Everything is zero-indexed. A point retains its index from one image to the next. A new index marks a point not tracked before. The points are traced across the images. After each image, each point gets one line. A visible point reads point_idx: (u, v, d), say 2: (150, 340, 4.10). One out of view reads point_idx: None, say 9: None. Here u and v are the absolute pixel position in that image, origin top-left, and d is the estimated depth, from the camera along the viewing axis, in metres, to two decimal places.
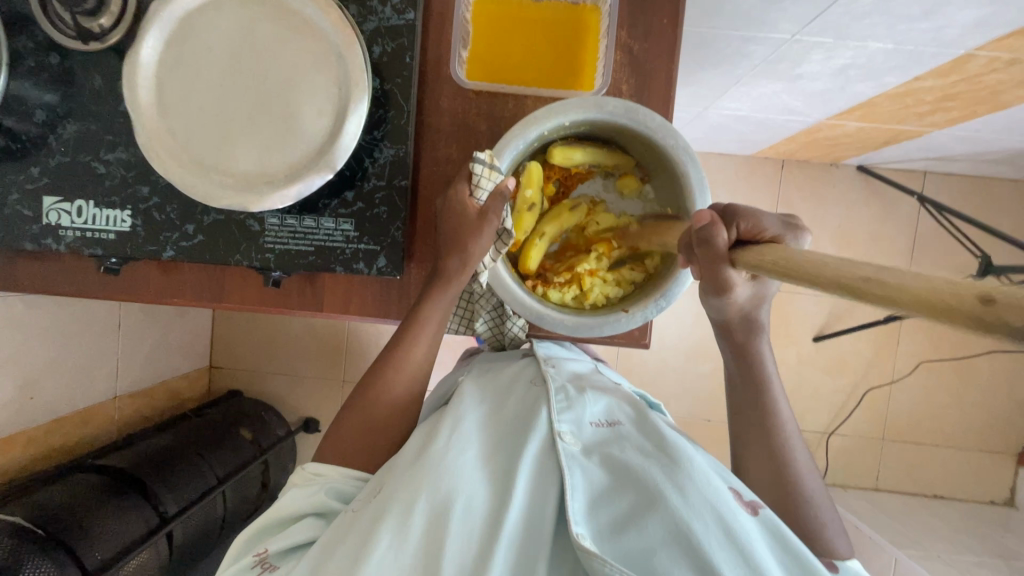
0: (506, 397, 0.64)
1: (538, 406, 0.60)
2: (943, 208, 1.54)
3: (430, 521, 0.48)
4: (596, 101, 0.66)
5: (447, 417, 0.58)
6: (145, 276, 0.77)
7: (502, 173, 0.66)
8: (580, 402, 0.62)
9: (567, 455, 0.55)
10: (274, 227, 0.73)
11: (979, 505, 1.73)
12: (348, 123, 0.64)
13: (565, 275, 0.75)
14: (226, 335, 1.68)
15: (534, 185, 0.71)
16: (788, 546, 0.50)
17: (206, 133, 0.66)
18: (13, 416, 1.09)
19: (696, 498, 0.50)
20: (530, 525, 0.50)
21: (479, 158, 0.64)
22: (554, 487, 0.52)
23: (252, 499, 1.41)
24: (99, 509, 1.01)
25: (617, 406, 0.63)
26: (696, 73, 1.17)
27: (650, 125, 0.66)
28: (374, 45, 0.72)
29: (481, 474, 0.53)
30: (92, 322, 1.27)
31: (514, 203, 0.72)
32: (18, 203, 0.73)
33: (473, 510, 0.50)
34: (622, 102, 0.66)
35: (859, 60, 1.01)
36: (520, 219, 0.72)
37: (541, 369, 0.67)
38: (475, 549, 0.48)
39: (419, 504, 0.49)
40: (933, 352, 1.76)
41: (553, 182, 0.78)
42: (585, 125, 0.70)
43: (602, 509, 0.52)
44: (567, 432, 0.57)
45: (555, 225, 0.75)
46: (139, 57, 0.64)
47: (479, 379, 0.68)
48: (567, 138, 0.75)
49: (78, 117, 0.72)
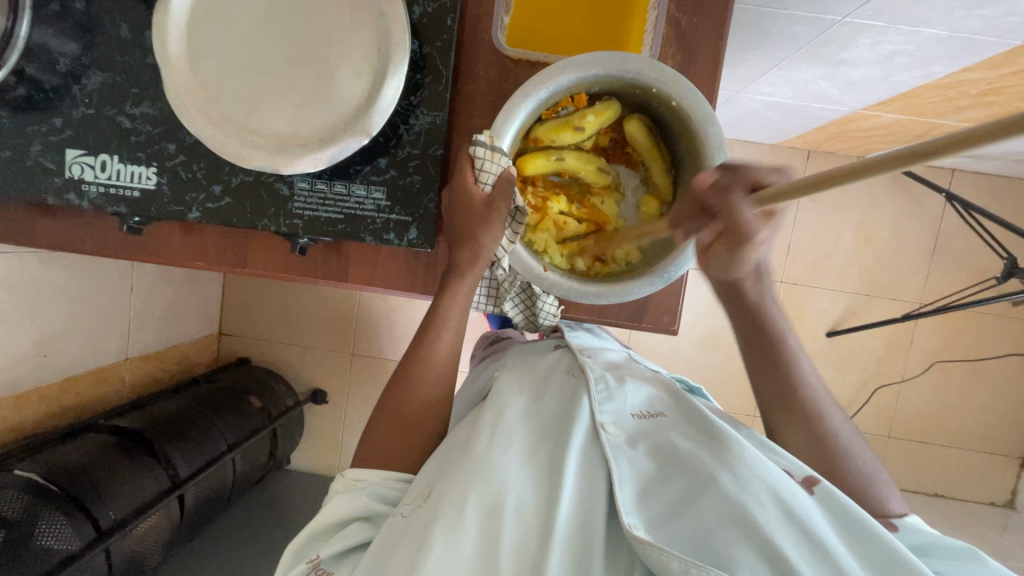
0: (545, 387, 0.64)
1: (578, 397, 0.61)
2: (971, 207, 1.51)
3: (485, 521, 0.49)
4: (688, 88, 0.63)
5: (490, 409, 0.59)
6: (168, 238, 0.75)
7: (571, 75, 0.62)
8: (620, 393, 0.62)
9: (612, 447, 0.55)
10: (303, 191, 0.71)
11: (978, 505, 1.74)
12: (388, 86, 0.61)
13: (535, 203, 0.71)
14: (237, 302, 1.67)
15: (599, 119, 0.67)
16: (846, 516, 0.50)
17: (238, 90, 0.64)
18: (27, 373, 1.08)
19: (747, 477, 0.50)
20: (583, 519, 0.50)
21: (480, 141, 0.62)
22: (602, 477, 0.53)
23: (261, 465, 1.42)
24: (112, 470, 1.01)
25: (658, 397, 0.64)
26: (734, 54, 1.13)
27: (714, 143, 0.64)
28: (414, 5, 0.69)
29: (526, 468, 0.53)
30: (106, 282, 1.25)
31: (572, 114, 0.67)
32: (40, 154, 0.71)
33: (526, 503, 0.50)
34: (705, 111, 0.63)
35: (908, 46, 0.97)
36: (560, 126, 0.67)
37: (578, 359, 0.68)
38: (533, 542, 0.48)
39: (471, 504, 0.49)
40: (947, 352, 1.74)
41: (610, 138, 0.74)
42: (661, 103, 0.67)
43: (653, 497, 0.52)
44: (609, 423, 0.58)
45: (575, 163, 0.69)
46: (169, 5, 0.61)
47: (515, 371, 0.68)
48: (647, 114, 0.72)
49: (104, 67, 0.69)
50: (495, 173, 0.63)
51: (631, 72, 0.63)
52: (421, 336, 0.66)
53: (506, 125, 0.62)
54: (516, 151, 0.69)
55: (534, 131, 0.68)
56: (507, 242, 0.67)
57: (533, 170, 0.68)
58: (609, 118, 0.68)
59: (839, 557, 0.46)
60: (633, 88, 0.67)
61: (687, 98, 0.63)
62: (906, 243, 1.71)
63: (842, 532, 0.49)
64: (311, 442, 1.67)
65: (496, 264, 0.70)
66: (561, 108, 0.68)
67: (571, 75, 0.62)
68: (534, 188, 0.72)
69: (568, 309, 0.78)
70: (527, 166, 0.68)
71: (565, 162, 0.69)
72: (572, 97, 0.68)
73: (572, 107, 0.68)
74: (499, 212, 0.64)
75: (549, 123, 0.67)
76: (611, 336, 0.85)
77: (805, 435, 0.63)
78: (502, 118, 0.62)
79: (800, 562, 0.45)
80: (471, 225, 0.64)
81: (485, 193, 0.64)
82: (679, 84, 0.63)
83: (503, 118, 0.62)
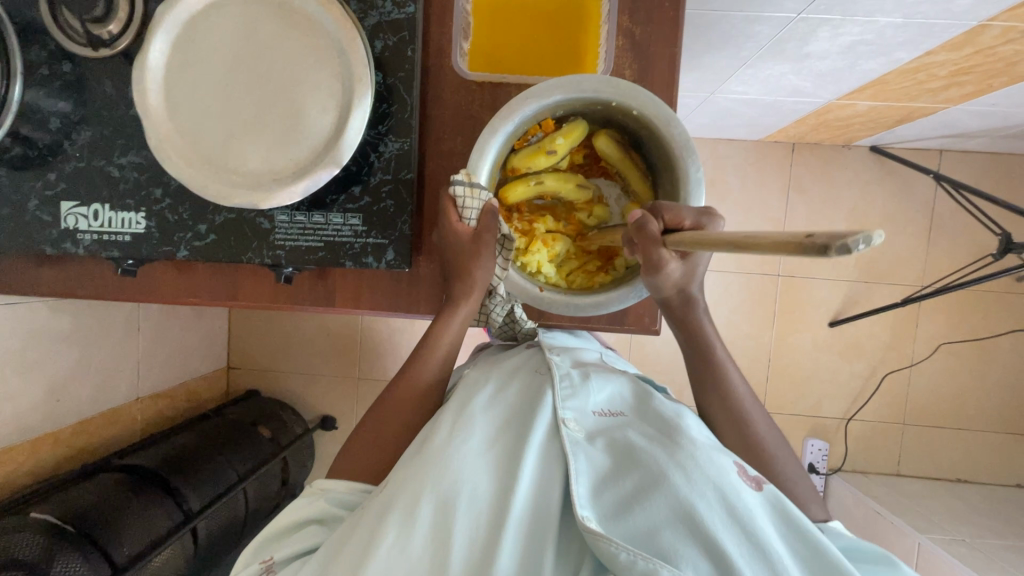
0: (510, 382, 0.66)
1: (543, 393, 0.62)
2: (960, 185, 1.51)
3: (437, 513, 0.51)
4: (640, 94, 0.64)
5: (454, 405, 0.61)
6: (161, 278, 0.79)
7: (531, 109, 0.64)
8: (584, 389, 0.64)
9: (571, 441, 0.57)
10: (283, 224, 0.74)
11: (1003, 488, 1.70)
12: (353, 118, 0.65)
13: (523, 227, 0.73)
14: (243, 336, 1.71)
15: (568, 138, 0.69)
16: (792, 516, 0.52)
17: (215, 134, 0.68)
18: (41, 418, 1.12)
19: (698, 476, 0.52)
20: (537, 512, 0.52)
21: (457, 179, 0.64)
22: (558, 472, 0.55)
23: (273, 494, 1.43)
24: (125, 508, 1.03)
25: (622, 394, 0.65)
26: (701, 58, 1.16)
27: (682, 144, 0.65)
28: (376, 40, 0.72)
29: (486, 463, 0.55)
30: (113, 325, 1.30)
31: (540, 140, 0.70)
32: (37, 209, 0.75)
33: (479, 497, 0.52)
34: (663, 111, 0.64)
35: (868, 36, 0.99)
36: (534, 153, 0.69)
37: (545, 358, 0.70)
38: (483, 534, 0.50)
39: (426, 498, 0.51)
40: (954, 334, 1.72)
41: (584, 154, 0.76)
42: (622, 113, 0.68)
43: (606, 491, 0.54)
44: (571, 419, 0.60)
45: (554, 183, 0.72)
46: (146, 61, 0.66)
47: (483, 368, 0.70)
48: (614, 129, 0.74)
49: (92, 122, 0.74)
50: (478, 208, 0.65)
51: (589, 92, 0.65)
52: (415, 353, 0.69)
53: (480, 163, 0.64)
54: (497, 182, 0.72)
55: (510, 161, 0.71)
56: (501, 269, 0.69)
57: (515, 197, 0.71)
58: (577, 137, 0.70)
59: (778, 557, 0.48)
60: (595, 106, 0.68)
61: (648, 106, 0.64)
62: (900, 227, 1.71)
63: (790, 532, 0.51)
64: (323, 468, 1.69)
65: (494, 294, 0.73)
66: (531, 136, 0.71)
67: (533, 105, 0.64)
68: (520, 214, 0.74)
69: (549, 318, 0.79)
70: (508, 195, 0.71)
71: (544, 184, 0.72)
72: (540, 124, 0.70)
73: (541, 133, 0.71)
74: (487, 243, 0.65)
75: (522, 151, 0.70)
76: (590, 339, 0.89)
77: (733, 436, 0.65)
78: (475, 158, 0.64)
79: (740, 562, 0.48)
80: (464, 261, 0.67)
81: (470, 227, 0.66)
82: (636, 94, 0.64)
83: (477, 156, 0.64)
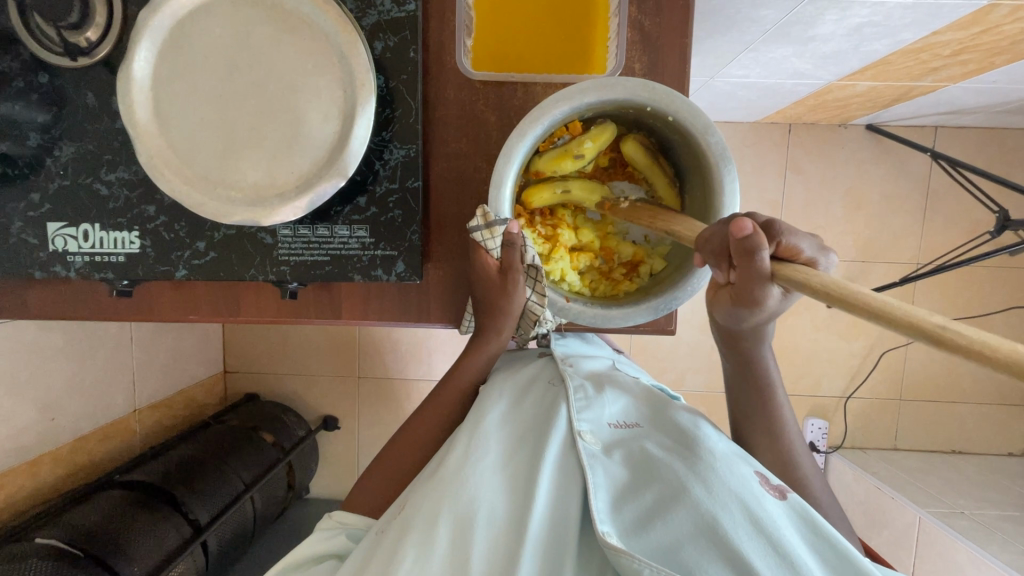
0: (524, 397, 0.66)
1: (558, 406, 0.63)
2: (957, 164, 1.50)
3: (455, 533, 0.50)
4: (668, 94, 0.61)
5: (469, 420, 0.61)
6: (158, 297, 0.75)
7: (559, 111, 0.61)
8: (598, 401, 0.65)
9: (587, 453, 0.58)
10: (286, 238, 0.71)
11: (994, 457, 1.76)
12: (357, 127, 0.62)
13: (547, 232, 0.71)
14: (239, 340, 1.67)
15: (597, 142, 0.67)
16: (819, 529, 0.52)
17: (209, 148, 0.64)
18: (37, 439, 1.09)
19: (719, 488, 0.52)
20: (554, 534, 0.52)
21: (475, 224, 0.64)
22: (576, 485, 0.55)
23: (280, 499, 1.41)
24: (132, 525, 1.01)
25: (635, 407, 0.67)
26: (702, 43, 1.13)
27: (716, 151, 0.63)
28: (375, 41, 0.69)
29: (501, 479, 0.55)
30: (104, 339, 1.25)
31: (568, 143, 0.67)
32: (22, 231, 0.71)
33: (498, 511, 0.52)
34: (696, 111, 0.62)
35: (875, 18, 0.97)
36: (560, 156, 0.67)
37: (558, 369, 0.71)
38: (502, 552, 0.50)
39: (443, 516, 0.51)
40: (950, 311, 1.73)
41: (609, 158, 0.74)
42: (650, 115, 0.65)
43: (626, 503, 0.54)
44: (587, 431, 0.60)
45: (580, 191, 0.70)
46: (132, 71, 0.61)
47: (497, 379, 0.71)
48: (639, 134, 0.72)
49: (74, 137, 0.69)
50: (498, 245, 0.65)
51: (624, 96, 0.62)
52: None
53: (499, 193, 0.62)
54: (519, 185, 0.70)
55: (533, 164, 0.68)
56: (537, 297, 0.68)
57: (540, 201, 0.69)
58: (605, 141, 0.67)
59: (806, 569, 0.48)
60: (626, 109, 0.66)
61: (682, 110, 0.62)
62: (897, 206, 1.71)
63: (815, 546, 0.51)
64: (328, 470, 1.68)
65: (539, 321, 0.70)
66: (557, 138, 0.68)
67: (564, 108, 0.61)
68: (543, 218, 0.72)
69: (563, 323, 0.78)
70: (532, 198, 0.69)
71: (570, 192, 0.70)
72: (567, 126, 0.67)
73: (568, 135, 0.68)
74: (516, 280, 0.67)
75: (548, 154, 0.67)
76: (602, 344, 0.90)
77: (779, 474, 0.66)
78: (501, 164, 0.61)
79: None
80: (491, 294, 0.68)
81: (498, 263, 0.67)
82: (673, 100, 0.61)
83: (502, 158, 0.61)
